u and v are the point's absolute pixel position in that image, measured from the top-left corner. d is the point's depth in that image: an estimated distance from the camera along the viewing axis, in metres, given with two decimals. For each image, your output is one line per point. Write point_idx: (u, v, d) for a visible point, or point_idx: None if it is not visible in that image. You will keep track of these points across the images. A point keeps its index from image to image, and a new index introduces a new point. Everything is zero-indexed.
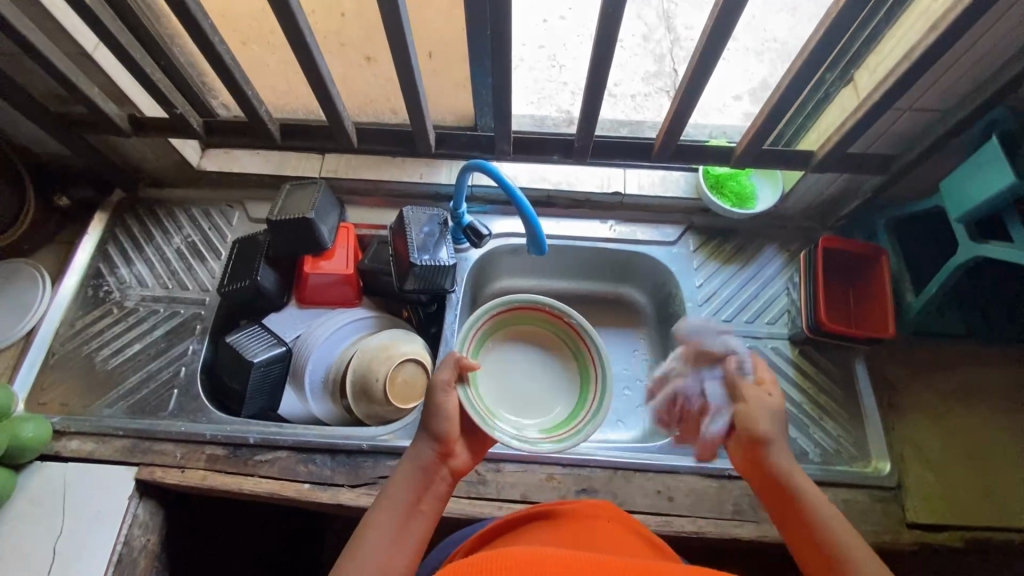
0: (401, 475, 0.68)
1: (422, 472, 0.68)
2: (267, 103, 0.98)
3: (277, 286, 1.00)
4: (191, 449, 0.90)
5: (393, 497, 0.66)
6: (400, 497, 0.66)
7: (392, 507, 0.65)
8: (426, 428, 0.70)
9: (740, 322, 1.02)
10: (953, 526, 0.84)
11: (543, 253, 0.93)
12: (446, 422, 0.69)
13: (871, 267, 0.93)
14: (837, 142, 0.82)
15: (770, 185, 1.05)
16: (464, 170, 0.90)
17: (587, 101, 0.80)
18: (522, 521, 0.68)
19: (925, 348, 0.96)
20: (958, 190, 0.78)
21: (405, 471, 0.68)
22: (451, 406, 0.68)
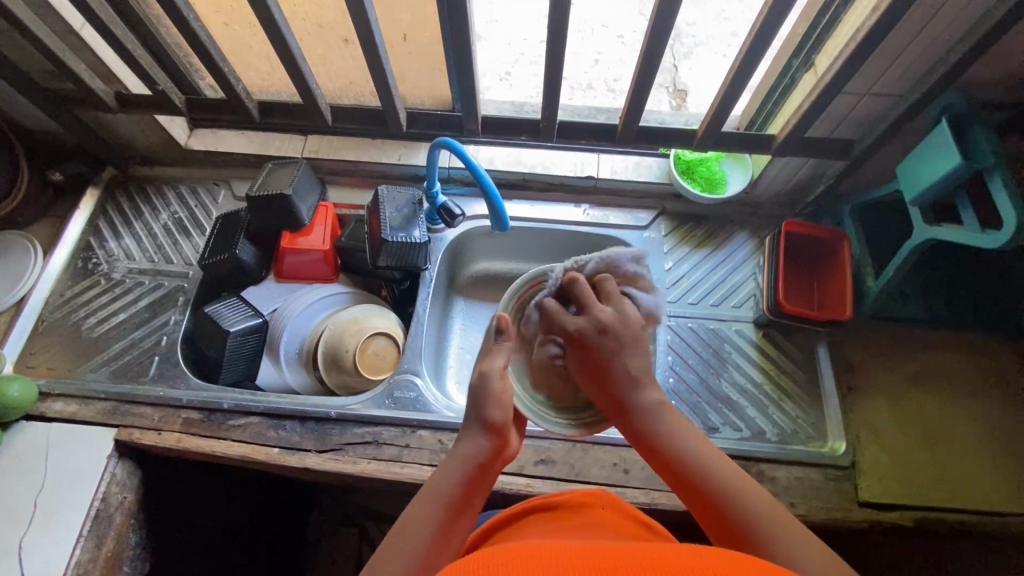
0: (458, 465, 0.62)
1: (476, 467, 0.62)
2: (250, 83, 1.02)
3: (256, 260, 1.03)
4: (168, 413, 0.94)
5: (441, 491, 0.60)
6: (451, 492, 0.60)
7: (441, 500, 0.59)
8: (474, 417, 0.65)
9: (707, 305, 1.04)
10: (904, 506, 0.85)
11: (507, 230, 0.96)
12: (499, 409, 0.64)
13: (832, 251, 0.94)
14: (794, 125, 0.83)
15: (740, 170, 1.07)
16: (433, 147, 0.92)
17: (549, 82, 0.82)
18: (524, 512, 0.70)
19: (887, 333, 0.98)
20: (911, 173, 0.79)
21: (458, 461, 0.63)
22: (501, 391, 0.65)
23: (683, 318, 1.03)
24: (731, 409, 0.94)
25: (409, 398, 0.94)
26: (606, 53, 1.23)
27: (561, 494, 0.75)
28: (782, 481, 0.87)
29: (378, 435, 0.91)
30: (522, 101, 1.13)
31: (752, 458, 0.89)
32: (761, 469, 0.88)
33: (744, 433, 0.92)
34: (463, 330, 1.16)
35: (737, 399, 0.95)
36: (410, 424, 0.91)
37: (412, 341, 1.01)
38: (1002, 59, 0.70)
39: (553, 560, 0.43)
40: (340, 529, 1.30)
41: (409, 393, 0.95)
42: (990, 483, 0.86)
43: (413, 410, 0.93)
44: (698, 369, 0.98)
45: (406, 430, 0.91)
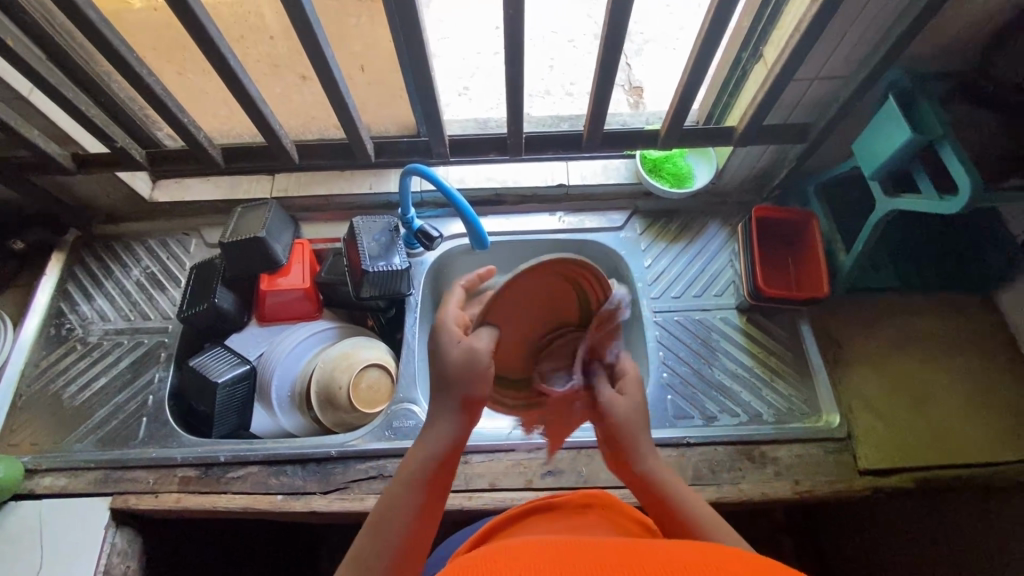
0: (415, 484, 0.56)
1: (433, 470, 0.57)
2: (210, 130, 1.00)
3: (236, 307, 1.02)
4: (163, 473, 0.92)
5: (394, 510, 0.55)
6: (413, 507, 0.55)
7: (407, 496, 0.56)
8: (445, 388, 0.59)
9: (689, 297, 1.06)
10: (902, 470, 0.88)
11: (486, 247, 0.96)
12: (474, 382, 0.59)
13: (804, 231, 0.97)
14: (752, 116, 0.86)
15: (705, 163, 1.09)
16: (404, 175, 0.92)
17: (512, 99, 0.84)
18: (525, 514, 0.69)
19: (865, 303, 1.01)
20: (866, 148, 0.82)
21: (424, 445, 0.58)
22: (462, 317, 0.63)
23: (668, 312, 1.05)
24: (726, 396, 0.96)
25: (408, 427, 0.93)
26: (559, 58, 1.25)
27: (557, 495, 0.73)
28: (784, 461, 0.89)
29: (381, 468, 0.89)
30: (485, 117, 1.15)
31: (753, 442, 0.91)
32: (763, 451, 0.90)
33: (741, 418, 0.94)
34: None
35: (731, 385, 0.97)
36: None
37: (405, 369, 1.00)
38: (937, 35, 0.74)
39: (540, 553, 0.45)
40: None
41: (407, 422, 0.94)
42: (981, 437, 0.90)
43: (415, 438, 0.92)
44: (689, 360, 1.00)
45: None
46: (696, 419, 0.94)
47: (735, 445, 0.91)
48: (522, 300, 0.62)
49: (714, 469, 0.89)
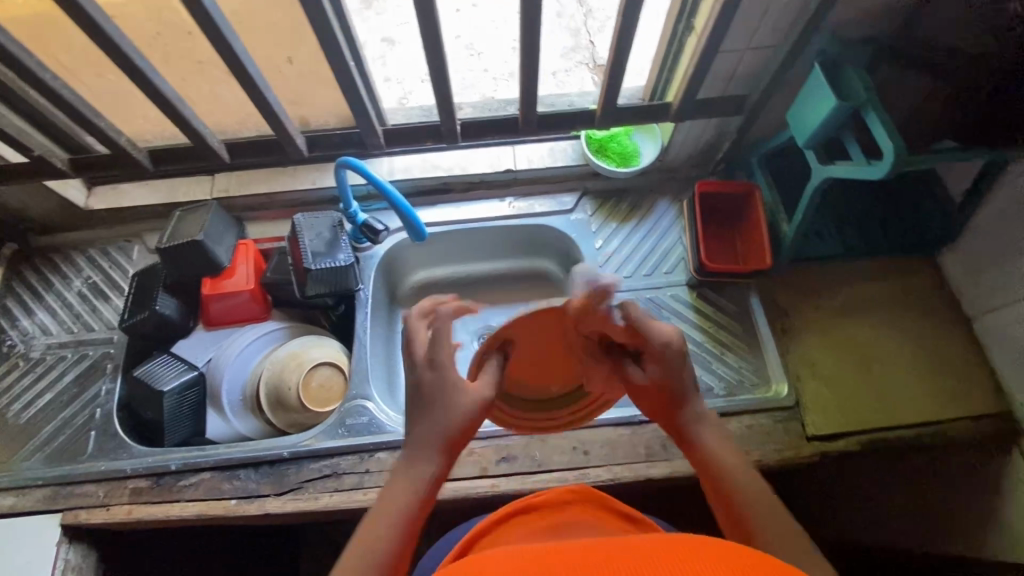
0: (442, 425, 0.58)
1: (404, 513, 0.55)
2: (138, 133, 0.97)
3: (180, 313, 0.99)
4: (114, 486, 0.90)
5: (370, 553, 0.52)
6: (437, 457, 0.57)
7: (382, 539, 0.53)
8: (424, 433, 0.58)
9: (640, 276, 1.06)
10: (848, 433, 0.90)
11: (425, 238, 0.95)
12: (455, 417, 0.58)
13: (747, 203, 0.97)
14: (684, 91, 0.86)
15: (651, 140, 1.09)
16: (337, 168, 0.90)
17: (439, 87, 0.82)
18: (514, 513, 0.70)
19: (812, 272, 1.02)
20: (799, 117, 0.82)
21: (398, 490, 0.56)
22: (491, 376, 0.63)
23: (620, 292, 1.05)
24: None
25: (361, 424, 0.93)
26: None
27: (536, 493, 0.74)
28: (734, 432, 0.90)
29: (335, 467, 0.89)
30: None
31: None
32: None
33: None
34: (413, 343, 1.17)
35: None
36: (367, 449, 0.90)
37: (356, 365, 0.99)
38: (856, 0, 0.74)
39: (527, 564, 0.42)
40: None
41: (360, 418, 0.93)
42: (926, 397, 0.92)
43: (368, 434, 0.91)
44: None
45: (363, 457, 0.90)
46: None
47: None
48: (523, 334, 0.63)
49: (666, 445, 0.90)
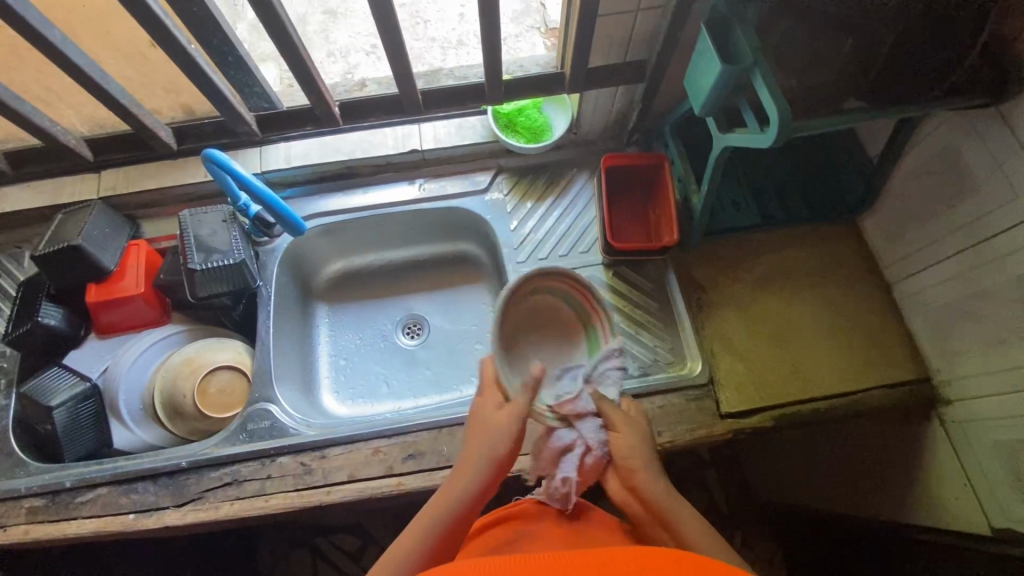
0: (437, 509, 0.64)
1: (458, 508, 0.64)
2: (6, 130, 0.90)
3: (68, 322, 0.94)
4: (10, 506, 0.87)
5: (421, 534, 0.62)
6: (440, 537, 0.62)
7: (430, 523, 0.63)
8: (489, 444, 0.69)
9: (556, 257, 1.02)
10: (763, 409, 0.88)
11: (303, 232, 0.92)
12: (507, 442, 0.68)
13: (656, 176, 0.93)
14: (573, 60, 0.80)
15: (561, 111, 1.03)
16: (204, 163, 0.85)
17: (299, 69, 0.75)
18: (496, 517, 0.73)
19: (730, 243, 0.98)
20: (694, 83, 0.77)
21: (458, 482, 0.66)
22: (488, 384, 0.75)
23: None
24: None
25: (263, 428, 0.90)
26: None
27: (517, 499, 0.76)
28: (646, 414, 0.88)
29: (236, 473, 0.86)
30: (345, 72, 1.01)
31: None
32: None
33: None
34: (330, 338, 1.14)
35: None
36: (268, 455, 0.87)
37: (260, 366, 0.95)
38: None
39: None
40: (292, 551, 1.29)
41: (263, 422, 0.91)
42: (841, 367, 0.90)
43: (270, 438, 0.89)
44: None
45: (265, 462, 0.87)
46: None
47: None
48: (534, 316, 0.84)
49: None
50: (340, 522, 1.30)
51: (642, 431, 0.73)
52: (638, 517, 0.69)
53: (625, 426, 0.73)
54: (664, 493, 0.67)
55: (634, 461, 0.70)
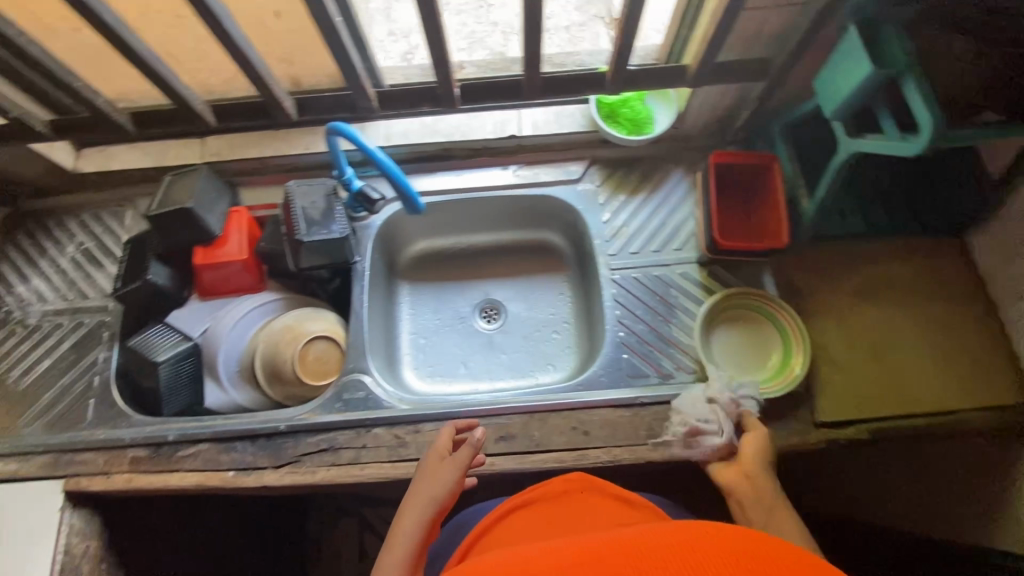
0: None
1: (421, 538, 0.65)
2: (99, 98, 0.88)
3: (173, 282, 0.97)
4: (113, 455, 0.91)
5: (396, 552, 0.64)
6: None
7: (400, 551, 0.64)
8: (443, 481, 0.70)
9: (648, 252, 1.01)
10: (858, 421, 0.87)
11: (421, 210, 0.89)
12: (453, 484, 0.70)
13: (765, 177, 0.91)
14: (705, 52, 0.78)
15: (666, 105, 1.01)
16: (328, 135, 0.86)
17: (435, 48, 0.76)
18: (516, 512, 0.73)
19: (830, 251, 0.97)
20: (829, 86, 0.76)
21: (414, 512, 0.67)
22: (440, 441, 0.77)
23: (626, 269, 1.00)
24: (682, 352, 0.94)
25: (358, 398, 0.93)
26: None
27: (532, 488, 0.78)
28: None
29: (332, 441, 0.89)
30: None
31: None
32: None
33: (697, 374, 0.92)
34: (411, 316, 1.16)
35: (688, 342, 0.95)
36: (364, 424, 0.90)
37: (354, 339, 0.98)
38: None
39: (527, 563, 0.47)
40: (340, 521, 1.32)
41: (358, 393, 0.93)
42: (940, 385, 0.88)
43: (365, 409, 0.91)
44: (647, 318, 0.96)
45: (361, 432, 0.89)
46: (651, 377, 0.92)
47: None
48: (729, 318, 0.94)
49: None
50: (389, 497, 1.32)
51: (762, 449, 0.78)
52: (742, 502, 0.74)
53: (765, 441, 0.79)
54: (774, 494, 0.73)
55: (749, 466, 0.76)
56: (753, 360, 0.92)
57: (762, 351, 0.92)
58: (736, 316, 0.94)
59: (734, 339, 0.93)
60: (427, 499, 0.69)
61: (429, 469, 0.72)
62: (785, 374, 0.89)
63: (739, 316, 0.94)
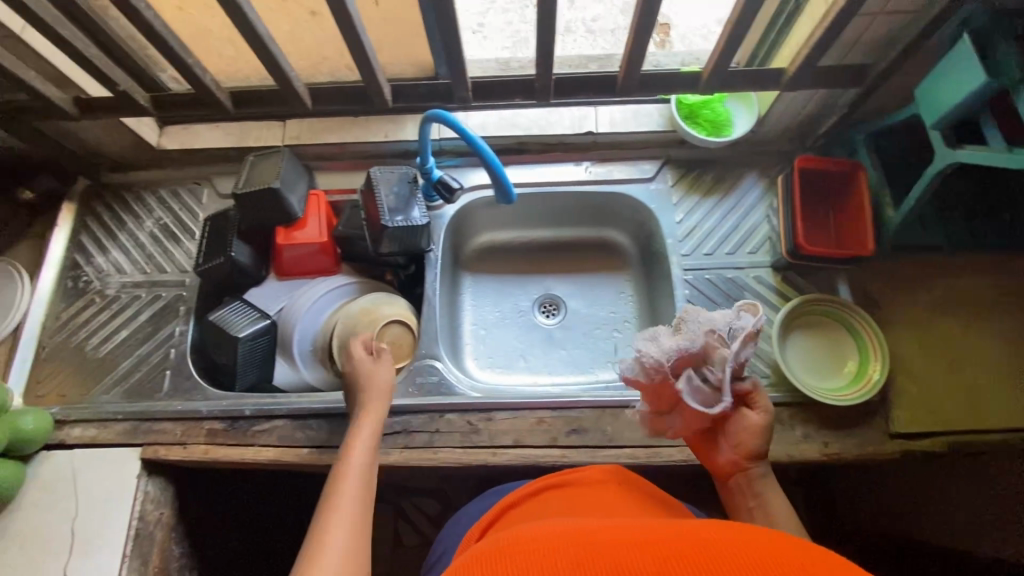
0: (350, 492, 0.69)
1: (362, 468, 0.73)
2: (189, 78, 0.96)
3: (253, 260, 0.99)
4: (190, 426, 0.93)
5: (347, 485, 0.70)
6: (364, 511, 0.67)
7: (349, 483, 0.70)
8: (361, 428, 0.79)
9: (721, 254, 1.01)
10: (933, 434, 0.87)
11: (513, 201, 0.88)
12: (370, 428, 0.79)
13: (849, 184, 0.91)
14: (806, 56, 0.79)
15: (745, 109, 1.02)
16: (425, 122, 0.87)
17: (543, 41, 0.78)
18: (536, 491, 0.71)
19: (907, 262, 0.96)
20: (931, 94, 0.76)
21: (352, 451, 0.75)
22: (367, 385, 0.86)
23: (699, 270, 1.00)
24: (755, 356, 0.94)
25: (431, 383, 0.94)
26: None
27: (569, 470, 0.75)
28: (813, 424, 0.88)
29: (406, 424, 0.90)
30: None
31: (780, 404, 0.90)
32: (791, 414, 0.89)
33: (770, 378, 0.92)
34: (473, 307, 1.16)
35: (761, 346, 0.95)
36: (438, 409, 0.91)
37: (427, 325, 0.99)
38: None
39: (569, 545, 0.46)
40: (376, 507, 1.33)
41: (431, 378, 0.94)
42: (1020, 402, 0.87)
43: (438, 395, 0.92)
44: None
45: (434, 417, 0.91)
46: None
47: None
48: (806, 325, 0.94)
49: None
50: (425, 485, 1.34)
51: (759, 432, 0.71)
52: (731, 486, 0.73)
53: (767, 423, 0.71)
54: (762, 481, 0.71)
55: (747, 451, 0.71)
56: (829, 367, 0.92)
57: (838, 358, 0.92)
58: (813, 322, 0.94)
59: (811, 346, 0.93)
60: (377, 392, 0.85)
61: (347, 378, 0.87)
62: (862, 382, 0.89)
63: (818, 323, 0.94)
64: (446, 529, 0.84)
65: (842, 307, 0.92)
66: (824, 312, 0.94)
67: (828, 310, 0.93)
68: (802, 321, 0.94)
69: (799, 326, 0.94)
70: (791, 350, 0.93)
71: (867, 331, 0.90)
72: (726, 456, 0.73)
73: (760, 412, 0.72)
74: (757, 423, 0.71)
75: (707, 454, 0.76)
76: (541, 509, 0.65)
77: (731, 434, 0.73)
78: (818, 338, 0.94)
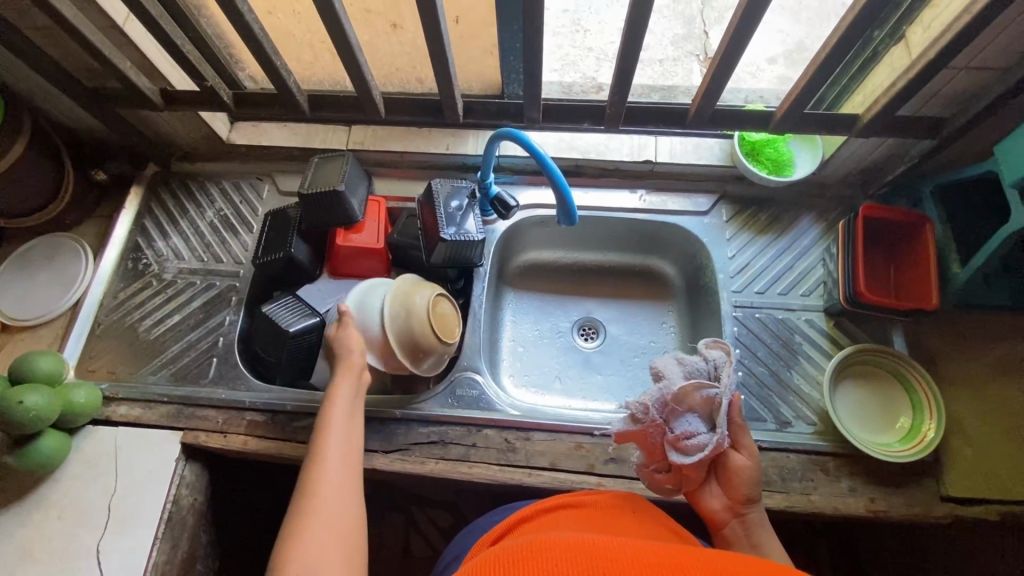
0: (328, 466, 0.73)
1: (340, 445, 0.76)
2: (265, 76, 1.00)
3: (309, 258, 1.01)
4: (232, 415, 0.94)
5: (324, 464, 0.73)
6: (343, 478, 0.72)
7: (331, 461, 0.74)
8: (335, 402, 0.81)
9: (773, 294, 1.00)
10: (988, 501, 0.83)
11: (574, 224, 0.89)
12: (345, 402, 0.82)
13: (913, 236, 0.90)
14: (885, 105, 0.79)
15: (808, 150, 1.02)
16: (494, 139, 0.89)
17: (621, 69, 0.79)
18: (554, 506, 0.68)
19: (967, 320, 0.94)
20: (1014, 152, 0.74)
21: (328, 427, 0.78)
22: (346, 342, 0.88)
23: (749, 308, 0.99)
24: (802, 401, 0.92)
25: (472, 396, 0.93)
26: (674, 14, 1.14)
27: (590, 493, 0.73)
28: (860, 477, 0.85)
29: (443, 435, 0.90)
30: (591, 77, 1.07)
31: (826, 454, 0.87)
32: (838, 465, 0.86)
33: (816, 426, 0.90)
34: (513, 323, 1.16)
35: (809, 392, 0.93)
36: (476, 422, 0.91)
37: (471, 337, 1.00)
38: None
39: None
40: (390, 513, 1.33)
41: (471, 391, 0.94)
42: None
43: (476, 408, 0.92)
44: (767, 361, 0.95)
45: (471, 430, 0.90)
46: (769, 422, 0.90)
47: (808, 455, 0.87)
48: (859, 374, 0.92)
49: (784, 477, 0.85)
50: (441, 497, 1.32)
51: (749, 476, 0.72)
52: (728, 536, 0.72)
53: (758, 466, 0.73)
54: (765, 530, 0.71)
55: (742, 496, 0.72)
56: (880, 421, 0.89)
57: (890, 413, 0.89)
58: (866, 373, 0.92)
59: (862, 398, 0.91)
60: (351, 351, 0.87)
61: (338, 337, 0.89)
62: (918, 438, 0.85)
63: (873, 375, 0.92)
64: (461, 535, 0.82)
65: (898, 360, 0.90)
66: (879, 364, 0.91)
67: (882, 362, 0.91)
68: (855, 371, 0.92)
69: (851, 376, 0.92)
70: (842, 400, 0.91)
71: (924, 390, 0.87)
72: (719, 501, 0.74)
73: (751, 455, 0.73)
74: (748, 465, 0.73)
75: (697, 498, 0.75)
76: (560, 524, 0.63)
77: (723, 477, 0.74)
78: (870, 389, 0.91)
